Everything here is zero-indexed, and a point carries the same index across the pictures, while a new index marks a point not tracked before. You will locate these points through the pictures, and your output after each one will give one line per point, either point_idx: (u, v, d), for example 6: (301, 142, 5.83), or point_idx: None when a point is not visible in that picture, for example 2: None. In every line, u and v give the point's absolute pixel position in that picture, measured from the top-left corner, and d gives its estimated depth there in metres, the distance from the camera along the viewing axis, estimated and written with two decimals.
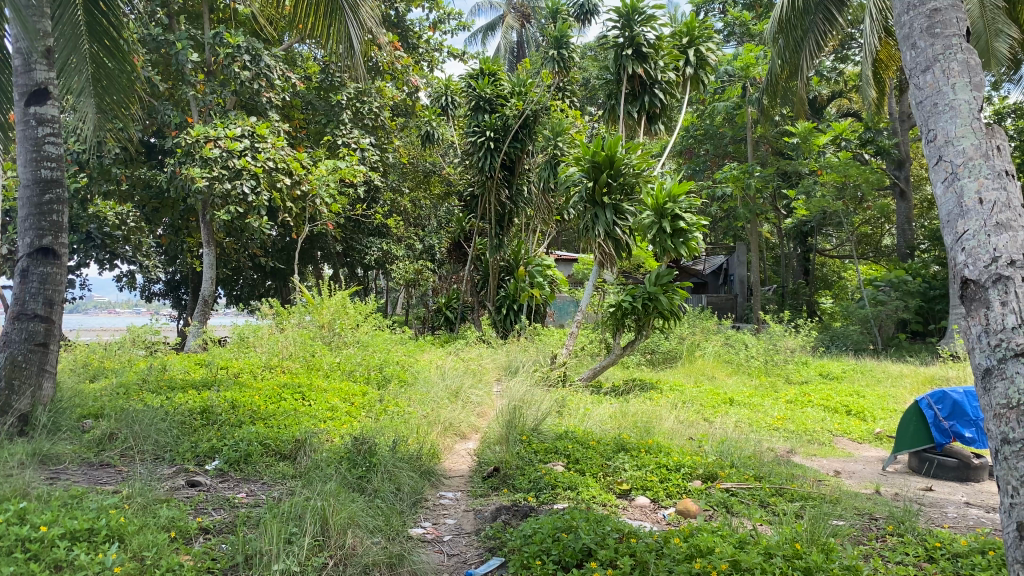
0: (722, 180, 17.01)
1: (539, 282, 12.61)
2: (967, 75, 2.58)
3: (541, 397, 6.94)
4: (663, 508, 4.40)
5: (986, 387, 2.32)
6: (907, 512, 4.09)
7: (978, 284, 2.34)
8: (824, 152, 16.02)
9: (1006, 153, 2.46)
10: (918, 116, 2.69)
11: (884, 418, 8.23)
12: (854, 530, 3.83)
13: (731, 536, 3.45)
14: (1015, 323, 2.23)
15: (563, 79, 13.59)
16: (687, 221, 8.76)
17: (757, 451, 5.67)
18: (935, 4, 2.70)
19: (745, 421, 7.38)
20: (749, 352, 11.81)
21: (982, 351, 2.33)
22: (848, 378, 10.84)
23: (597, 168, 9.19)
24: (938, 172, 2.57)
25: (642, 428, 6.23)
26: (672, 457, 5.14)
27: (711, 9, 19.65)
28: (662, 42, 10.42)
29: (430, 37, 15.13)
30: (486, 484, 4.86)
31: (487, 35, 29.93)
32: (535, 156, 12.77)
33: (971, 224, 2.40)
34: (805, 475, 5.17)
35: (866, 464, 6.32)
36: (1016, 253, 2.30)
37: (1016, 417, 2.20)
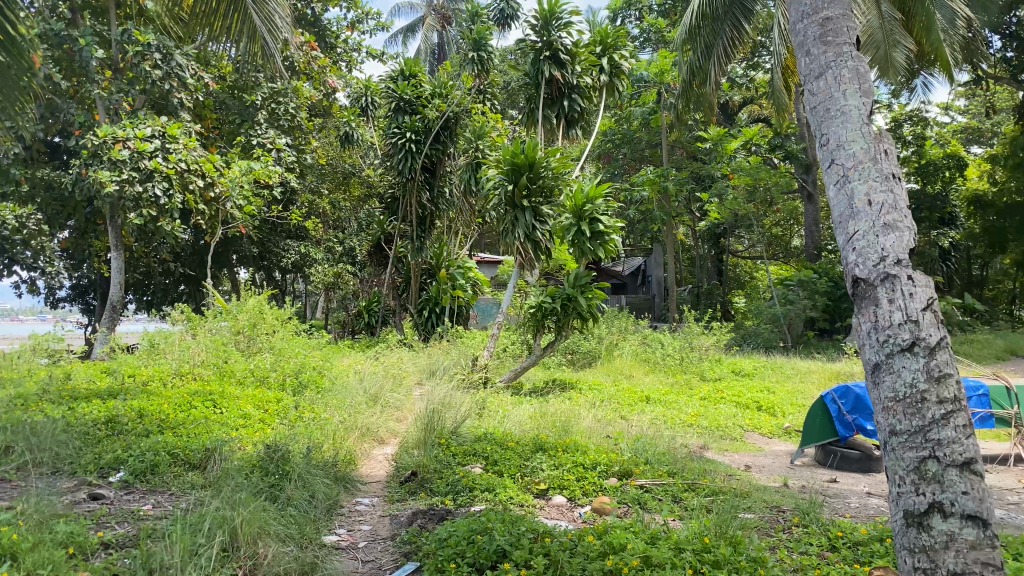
0: (639, 183, 17.32)
1: (461, 284, 12.55)
2: (857, 82, 2.69)
3: (461, 398, 6.91)
4: (579, 507, 4.46)
5: (875, 381, 2.41)
6: (812, 504, 4.25)
7: (868, 282, 2.43)
8: (736, 157, 16.50)
9: (892, 157, 2.58)
10: (813, 120, 2.79)
11: (792, 413, 8.53)
12: (761, 524, 3.95)
13: (643, 532, 3.52)
14: (901, 319, 2.34)
15: (483, 82, 13.63)
16: (605, 224, 8.95)
17: (670, 448, 5.79)
18: (827, 13, 2.82)
19: (661, 418, 7.54)
20: (665, 350, 12.06)
21: (872, 347, 2.42)
22: (759, 375, 11.19)
23: (516, 171, 9.18)
24: (831, 175, 2.66)
25: (561, 428, 6.27)
26: (588, 455, 5.21)
27: (627, 16, 19.97)
28: (579, 47, 10.55)
29: (347, 37, 14.98)
30: (403, 489, 4.81)
31: (407, 36, 29.74)
32: (455, 159, 12.75)
33: (861, 225, 2.50)
34: (717, 470, 5.31)
35: (775, 458, 6.53)
36: (902, 253, 2.40)
37: (903, 409, 2.31)
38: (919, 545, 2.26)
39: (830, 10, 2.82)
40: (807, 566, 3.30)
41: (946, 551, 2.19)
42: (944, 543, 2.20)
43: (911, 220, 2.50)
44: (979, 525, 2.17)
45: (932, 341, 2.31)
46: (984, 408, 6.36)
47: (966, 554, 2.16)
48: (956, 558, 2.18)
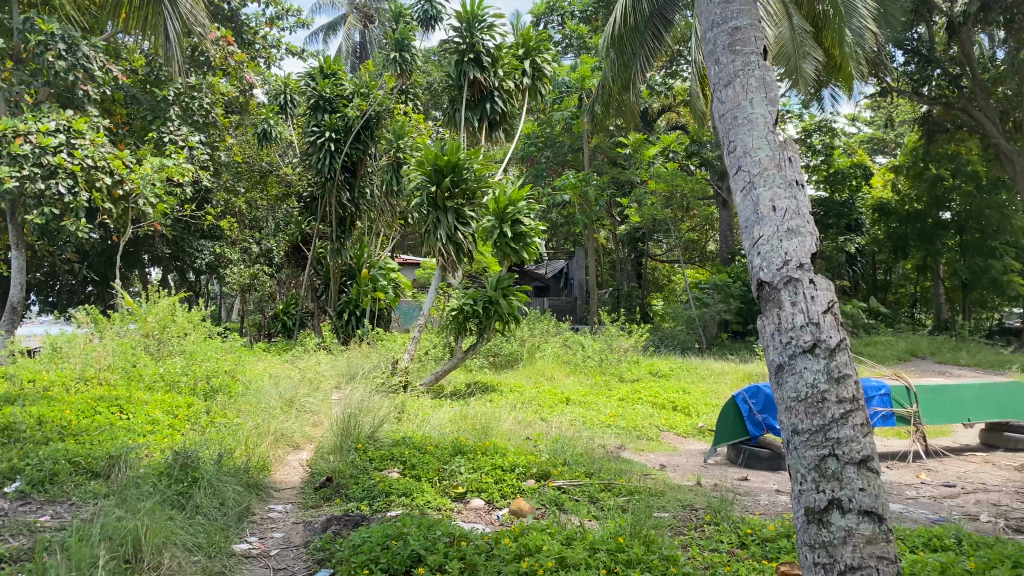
0: (561, 187, 17.44)
1: (383, 286, 12.34)
2: (763, 91, 2.78)
3: (379, 402, 6.80)
4: (496, 509, 4.46)
5: (778, 381, 2.49)
6: (723, 502, 4.34)
7: (772, 285, 2.51)
8: (654, 163, 16.82)
9: (795, 165, 2.67)
10: (720, 128, 2.86)
11: (706, 414, 8.73)
12: (674, 522, 4.03)
13: (559, 533, 3.55)
14: (803, 321, 2.41)
15: (405, 82, 13.60)
16: (527, 226, 9.01)
17: (588, 449, 5.84)
18: (736, 23, 2.89)
19: (579, 419, 7.61)
20: (585, 352, 12.20)
21: (775, 348, 2.49)
22: (675, 376, 11.43)
23: (438, 172, 9.11)
24: (737, 181, 2.73)
25: (481, 431, 6.26)
26: (507, 457, 5.21)
27: (549, 21, 20.15)
28: (502, 50, 10.58)
29: (266, 34, 14.67)
30: (318, 495, 4.72)
31: (328, 34, 29.32)
32: (377, 159, 12.60)
33: (766, 230, 2.57)
34: (633, 470, 5.38)
35: (690, 457, 6.68)
36: (804, 258, 2.49)
37: (805, 409, 2.38)
38: (819, 541, 2.32)
39: (739, 20, 2.90)
40: (718, 563, 3.37)
41: (843, 545, 2.26)
42: (842, 538, 2.27)
43: (812, 225, 2.58)
44: (875, 520, 2.26)
45: (832, 342, 2.39)
46: (886, 408, 6.65)
47: (864, 548, 2.24)
48: (853, 553, 2.25)
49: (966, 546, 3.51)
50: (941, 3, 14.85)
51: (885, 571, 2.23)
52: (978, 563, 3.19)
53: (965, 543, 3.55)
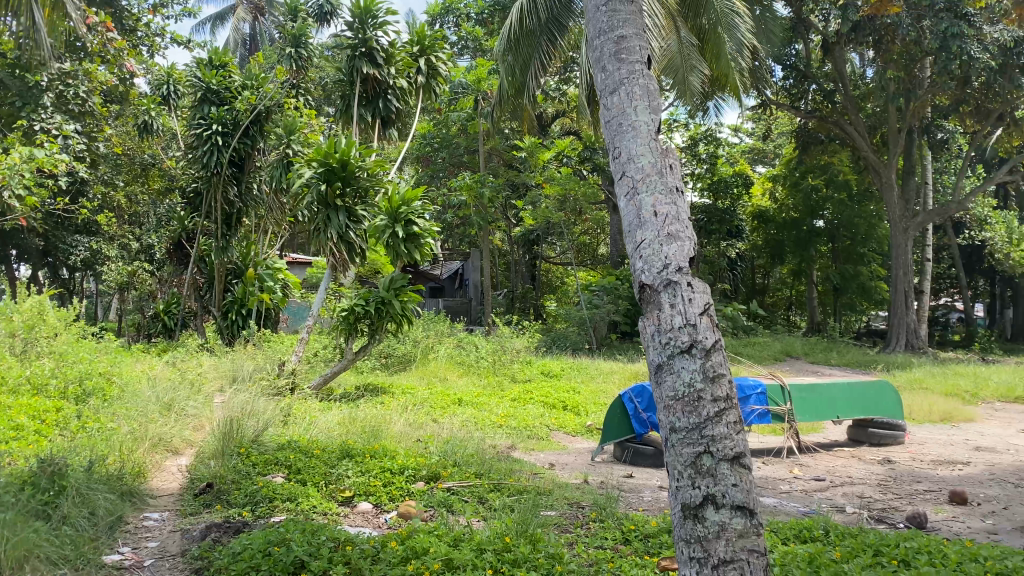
0: (456, 188, 17.40)
1: (270, 286, 11.98)
2: (647, 99, 2.86)
3: (264, 405, 6.58)
4: (384, 512, 4.41)
5: (657, 381, 2.55)
6: (608, 499, 4.44)
7: (652, 288, 2.58)
8: (548, 167, 17.08)
9: (676, 172, 2.75)
10: (605, 134, 2.92)
11: (594, 413, 8.89)
12: (561, 520, 4.08)
13: (446, 535, 3.54)
14: (682, 323, 2.49)
15: (297, 78, 13.32)
16: (420, 226, 8.98)
17: (478, 449, 5.84)
18: (622, 31, 2.97)
19: (471, 421, 7.58)
20: (479, 353, 12.21)
21: (654, 348, 2.56)
22: (566, 376, 11.61)
23: (329, 170, 8.94)
24: (621, 186, 2.79)
25: (370, 433, 6.15)
26: (396, 460, 5.14)
27: (445, 21, 20.11)
28: (394, 47, 10.50)
29: (149, 21, 14.05)
30: (196, 502, 4.54)
31: (216, 24, 28.34)
32: (265, 155, 12.24)
33: (647, 234, 2.64)
34: (523, 470, 5.43)
35: (577, 455, 6.78)
36: (683, 262, 2.57)
37: (682, 407, 2.46)
38: (694, 535, 2.39)
39: (624, 29, 2.98)
40: (601, 559, 3.44)
41: (717, 539, 2.34)
42: (716, 533, 2.35)
43: (691, 231, 2.68)
44: (746, 514, 2.36)
45: (708, 343, 2.49)
46: (763, 405, 6.95)
47: (735, 542, 2.33)
48: (726, 547, 2.33)
49: (833, 536, 3.71)
50: (817, 22, 15.65)
51: (755, 563, 2.33)
52: (843, 553, 3.38)
53: (831, 534, 3.75)
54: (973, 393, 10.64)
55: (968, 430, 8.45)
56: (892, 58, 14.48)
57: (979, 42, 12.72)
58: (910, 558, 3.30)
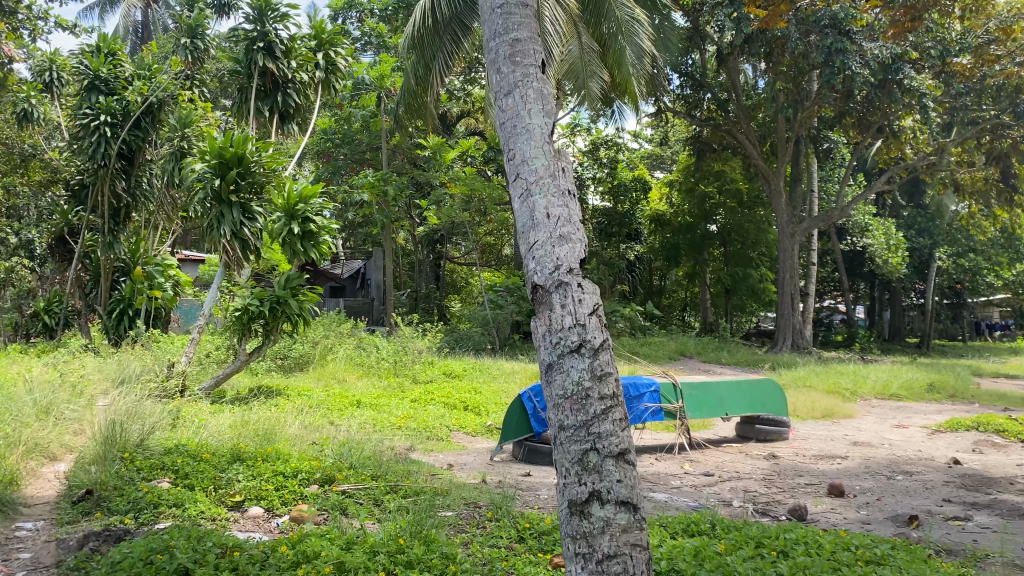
0: (358, 186, 17.12)
1: (160, 284, 11.49)
2: (541, 102, 2.90)
3: (151, 408, 6.31)
4: (276, 517, 4.33)
5: (547, 380, 2.59)
6: (505, 499, 4.46)
7: (544, 288, 2.61)
8: (452, 166, 17.05)
9: (568, 175, 2.80)
10: (500, 135, 2.94)
11: (495, 413, 8.95)
12: (457, 521, 4.08)
13: (339, 538, 3.49)
14: (572, 322, 2.54)
15: (192, 69, 12.83)
16: (318, 224, 8.80)
17: (376, 452, 5.77)
18: (517, 34, 3.00)
19: (370, 422, 7.49)
20: (379, 354, 12.05)
21: (545, 348, 2.59)
22: (468, 376, 11.61)
23: (223, 164, 8.67)
24: (514, 188, 2.81)
25: (263, 437, 6.00)
26: (289, 463, 5.01)
27: (348, 17, 19.81)
28: (295, 42, 10.30)
29: (31, 4, 13.27)
30: (74, 510, 4.31)
31: (104, 10, 27.05)
32: (157, 148, 11.74)
33: (540, 235, 2.67)
34: (420, 471, 5.40)
35: (476, 456, 6.79)
36: (574, 263, 2.62)
37: (570, 406, 2.50)
38: (580, 532, 2.42)
39: (519, 32, 3.00)
40: (496, 558, 3.47)
41: (602, 535, 2.39)
42: (601, 528, 2.39)
43: (582, 233, 2.72)
44: (630, 509, 2.42)
45: (596, 343, 2.54)
46: (655, 403, 7.16)
47: (619, 537, 2.39)
48: (611, 542, 2.38)
49: (719, 530, 3.84)
50: (712, 33, 16.17)
51: (638, 557, 2.39)
52: (727, 545, 3.50)
53: (717, 527, 3.89)
54: (853, 391, 11.21)
55: (847, 426, 8.90)
56: (782, 70, 15.10)
57: (860, 57, 13.41)
58: (788, 548, 3.45)
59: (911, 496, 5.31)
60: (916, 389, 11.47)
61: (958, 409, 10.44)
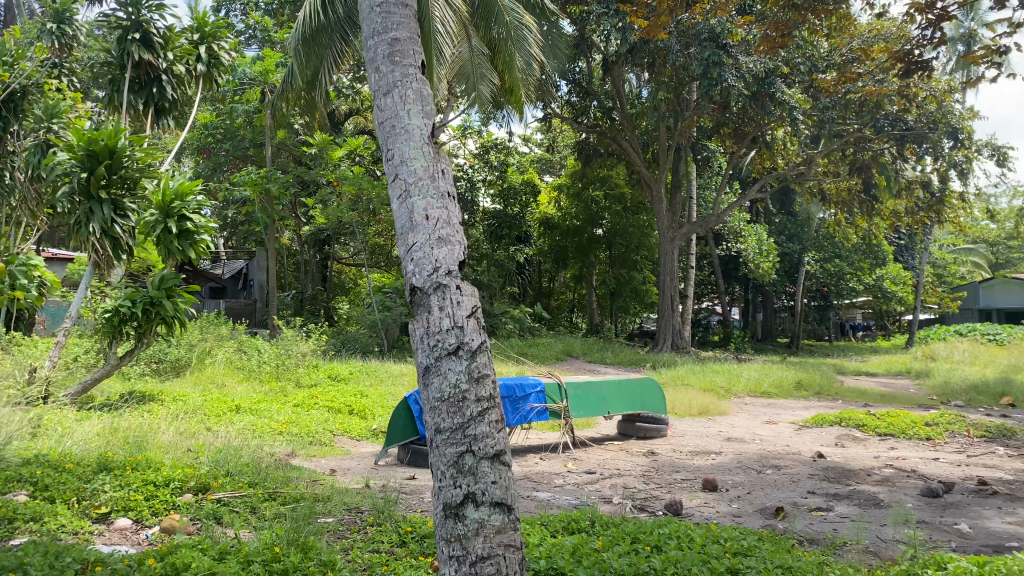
0: (240, 184, 16.54)
1: (23, 284, 10.76)
2: (420, 103, 2.88)
3: (8, 415, 5.90)
4: (145, 528, 4.15)
5: (425, 383, 2.57)
6: (388, 502, 4.42)
7: (422, 290, 2.60)
8: (340, 165, 16.74)
9: (447, 177, 2.80)
10: (378, 135, 2.91)
11: (380, 416, 8.85)
12: (337, 527, 4.01)
13: (211, 548, 3.37)
14: (449, 325, 2.54)
15: (60, 57, 12.09)
16: (195, 222, 8.47)
17: (255, 457, 5.61)
18: (395, 34, 2.97)
19: (249, 428, 7.27)
20: (261, 357, 11.68)
21: (423, 351, 2.57)
22: (354, 379, 11.44)
23: (92, 158, 8.18)
24: (394, 188, 2.78)
25: (133, 445, 5.73)
26: (161, 471, 4.79)
27: (232, 9, 19.19)
28: (172, 34, 9.91)
29: None
30: None
31: None
32: (19, 139, 11.00)
33: (419, 236, 2.65)
34: (300, 477, 5.29)
35: (360, 460, 6.69)
36: (453, 266, 2.63)
37: (447, 409, 2.50)
38: (454, 535, 2.42)
39: (399, 32, 2.98)
40: (377, 563, 3.43)
41: (475, 537, 2.40)
42: (475, 530, 2.40)
43: (461, 236, 2.73)
44: (504, 510, 2.44)
45: (474, 345, 2.55)
46: (541, 403, 7.25)
47: (493, 539, 2.40)
48: (484, 543, 2.40)
49: (598, 527, 3.91)
50: (598, 41, 16.51)
51: (512, 558, 2.41)
52: (605, 541, 3.59)
53: (596, 524, 3.97)
54: (727, 389, 11.71)
55: (721, 422, 9.29)
56: (664, 80, 15.57)
57: (736, 70, 14.02)
58: (662, 543, 3.56)
59: (779, 489, 5.58)
60: (786, 387, 12.09)
61: (823, 405, 11.08)
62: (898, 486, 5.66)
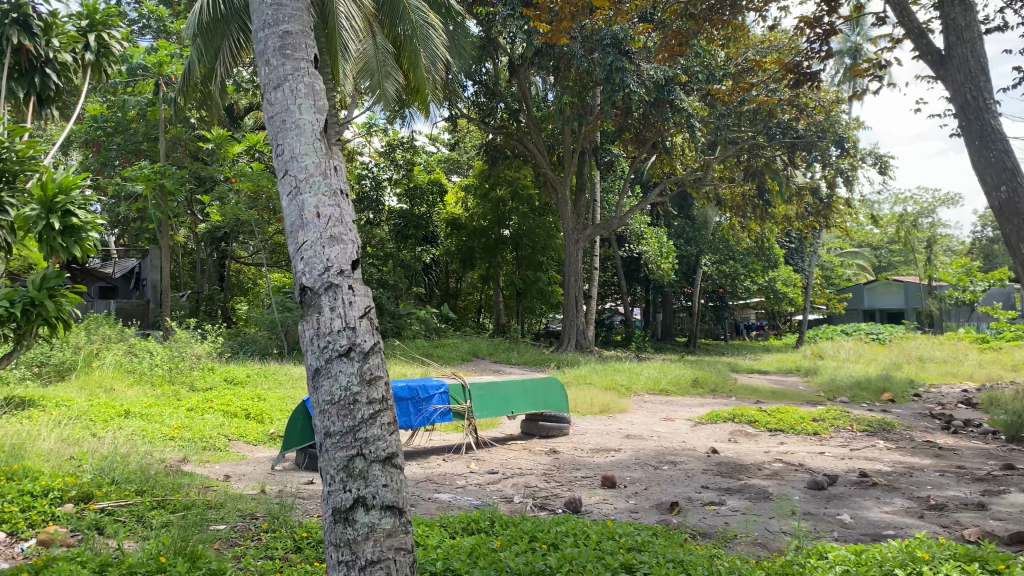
0: (132, 179, 15.82)
1: None
2: (311, 98, 2.82)
3: None
4: (21, 541, 3.90)
5: (314, 385, 2.51)
6: (283, 508, 4.31)
7: (313, 290, 2.55)
8: (238, 161, 16.23)
9: (339, 174, 2.76)
10: (268, 129, 2.83)
11: (279, 420, 8.65)
12: (228, 535, 3.87)
13: (91, 560, 3.20)
14: (340, 325, 2.49)
15: None
16: (81, 218, 8.03)
17: (143, 464, 5.37)
18: (287, 27, 2.90)
19: (138, 434, 6.96)
20: (152, 360, 11.21)
21: (313, 352, 2.52)
22: (252, 382, 11.11)
23: None
24: (283, 185, 2.72)
25: (10, 453, 5.39)
26: (39, 481, 4.52)
27: None
28: (57, 19, 9.40)
29: None
30: None
31: None
32: None
33: (309, 235, 2.60)
34: (192, 483, 5.10)
35: (256, 465, 6.51)
36: (345, 265, 2.58)
37: (337, 411, 2.45)
38: (343, 539, 2.38)
39: (290, 25, 2.91)
40: (269, 571, 3.34)
41: (365, 541, 2.37)
42: (365, 534, 2.37)
43: (353, 235, 2.68)
44: (395, 513, 2.42)
45: (366, 346, 2.52)
46: (444, 404, 7.22)
47: (384, 542, 2.38)
48: (374, 547, 2.37)
49: (498, 527, 3.92)
50: (504, 43, 16.56)
51: (402, 561, 2.39)
52: (503, 541, 3.60)
53: (496, 524, 3.97)
54: (628, 387, 11.96)
55: (622, 419, 9.47)
56: (569, 84, 15.76)
57: (637, 76, 14.32)
58: (558, 541, 3.60)
59: (675, 484, 5.72)
60: (683, 385, 12.43)
61: (718, 402, 11.46)
62: (786, 480, 5.90)
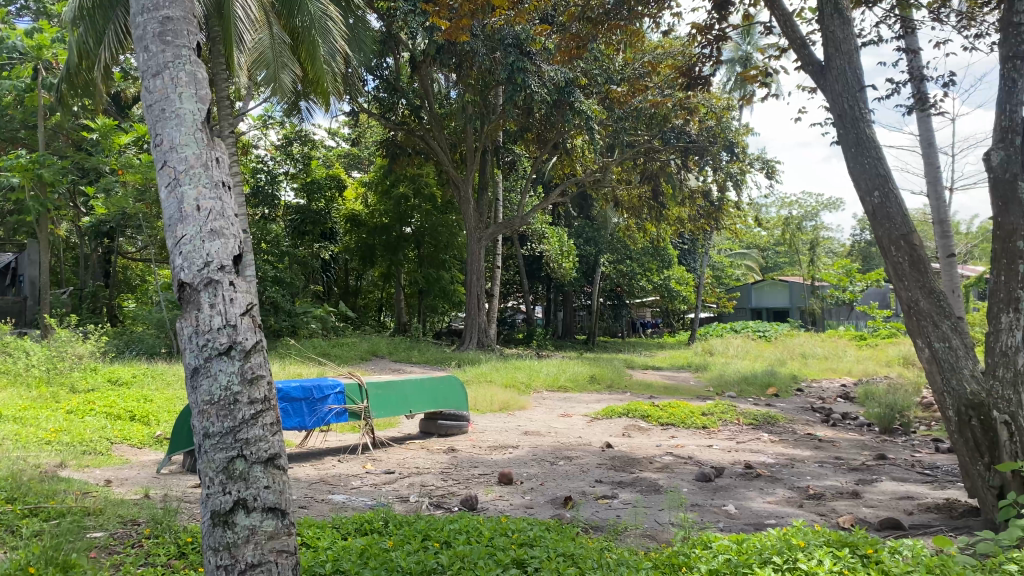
0: (7, 169, 14.89)
1: None
2: (193, 87, 2.73)
3: None
4: None
5: (192, 385, 2.43)
6: (167, 512, 4.15)
7: (191, 286, 2.46)
8: (125, 152, 15.50)
9: (221, 166, 2.67)
10: (146, 118, 2.72)
11: (166, 422, 8.31)
12: (106, 544, 3.70)
13: None
14: (220, 323, 2.43)
15: None
16: None
17: (14, 471, 5.06)
18: (167, 12, 2.79)
19: (10, 439, 6.55)
20: (28, 361, 10.59)
21: (191, 351, 2.44)
22: (138, 383, 10.64)
23: None
24: (161, 177, 2.61)
25: None
26: None
27: None
28: None
29: None
30: None
31: None
32: None
33: (188, 229, 2.51)
34: (69, 490, 4.84)
35: (140, 469, 6.23)
36: (226, 261, 2.51)
37: (217, 411, 2.38)
38: (223, 543, 2.33)
39: (171, 9, 2.80)
40: None
41: (246, 544, 2.32)
42: (245, 537, 2.32)
43: (235, 230, 2.61)
44: (277, 515, 2.38)
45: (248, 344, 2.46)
46: (340, 404, 7.10)
47: (265, 545, 2.34)
48: (255, 550, 2.33)
49: (391, 527, 3.88)
50: (405, 39, 16.42)
51: (283, 564, 2.36)
52: (394, 540, 3.57)
53: (390, 524, 3.93)
54: (528, 384, 12.06)
55: (520, 417, 9.55)
56: (470, 82, 15.76)
57: (538, 77, 14.47)
58: (451, 538, 3.60)
59: (570, 479, 5.81)
60: (581, 382, 12.63)
61: (614, 398, 11.70)
62: (675, 473, 6.08)
